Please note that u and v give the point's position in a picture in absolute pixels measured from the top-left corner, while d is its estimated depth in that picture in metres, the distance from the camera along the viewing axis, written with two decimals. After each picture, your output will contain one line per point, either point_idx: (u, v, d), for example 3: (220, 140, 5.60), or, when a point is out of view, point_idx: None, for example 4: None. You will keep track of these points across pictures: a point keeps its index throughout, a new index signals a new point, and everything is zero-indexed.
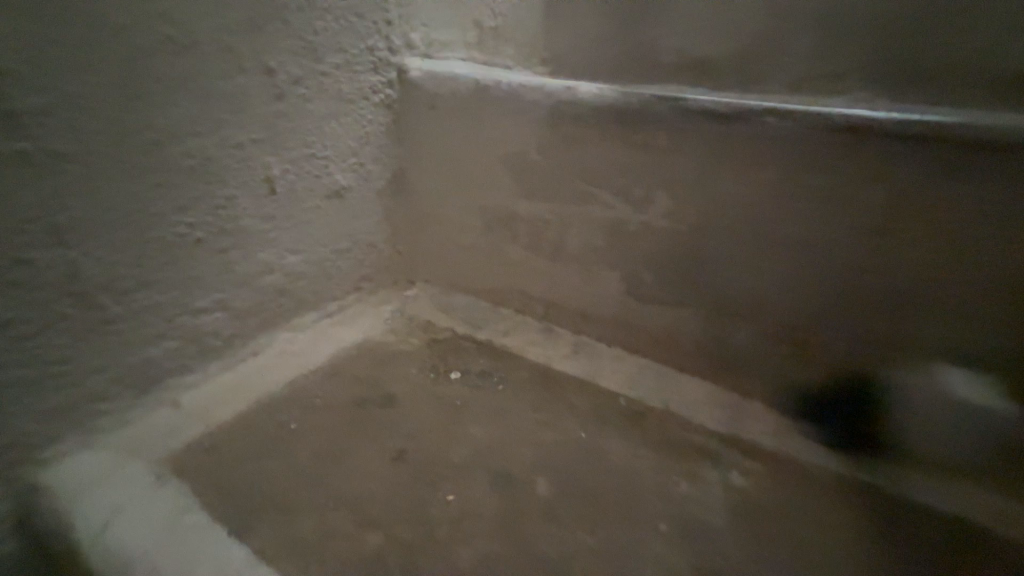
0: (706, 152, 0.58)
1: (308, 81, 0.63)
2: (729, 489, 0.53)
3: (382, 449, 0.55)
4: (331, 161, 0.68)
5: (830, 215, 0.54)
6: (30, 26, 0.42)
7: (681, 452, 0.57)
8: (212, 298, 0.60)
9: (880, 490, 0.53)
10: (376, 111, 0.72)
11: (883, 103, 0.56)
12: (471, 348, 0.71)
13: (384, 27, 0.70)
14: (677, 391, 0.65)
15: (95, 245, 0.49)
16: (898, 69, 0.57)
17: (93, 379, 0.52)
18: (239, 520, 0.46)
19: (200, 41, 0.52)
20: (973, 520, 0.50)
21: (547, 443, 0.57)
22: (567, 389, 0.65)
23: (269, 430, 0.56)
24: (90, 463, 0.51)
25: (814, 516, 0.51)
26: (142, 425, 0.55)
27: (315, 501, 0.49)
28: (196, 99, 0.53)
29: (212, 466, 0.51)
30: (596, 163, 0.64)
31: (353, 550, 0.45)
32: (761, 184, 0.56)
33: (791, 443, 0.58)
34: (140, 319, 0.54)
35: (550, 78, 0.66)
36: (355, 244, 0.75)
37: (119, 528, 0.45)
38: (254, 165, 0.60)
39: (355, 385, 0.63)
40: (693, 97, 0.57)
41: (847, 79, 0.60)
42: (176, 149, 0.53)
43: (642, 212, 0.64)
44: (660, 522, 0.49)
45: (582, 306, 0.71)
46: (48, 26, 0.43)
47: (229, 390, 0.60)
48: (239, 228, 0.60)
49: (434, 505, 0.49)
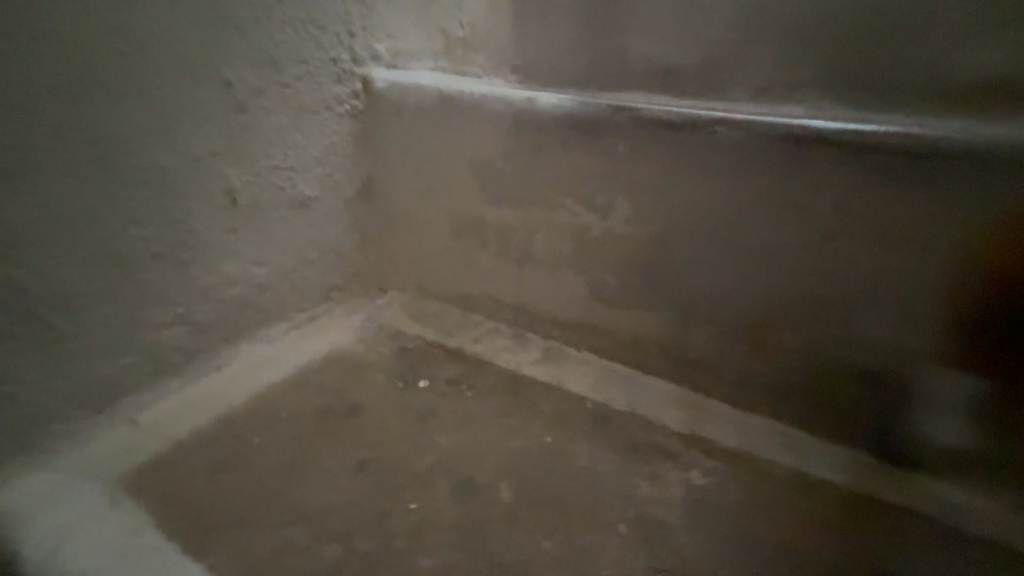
0: (661, 161, 0.60)
1: (270, 92, 0.63)
2: (691, 490, 0.54)
3: (347, 460, 0.55)
4: (296, 171, 0.68)
5: (779, 220, 0.56)
6: None
7: (645, 455, 0.58)
8: (173, 311, 0.59)
9: (834, 486, 0.55)
10: (342, 122, 0.72)
11: (831, 111, 0.58)
12: (442, 355, 0.71)
13: (347, 38, 0.70)
14: (643, 393, 0.66)
15: (47, 260, 0.49)
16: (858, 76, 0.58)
17: (46, 397, 0.51)
18: (196, 537, 0.45)
19: (155, 54, 0.52)
20: (921, 513, 0.52)
21: (514, 450, 0.57)
22: (536, 395, 0.66)
23: (231, 444, 0.55)
24: (42, 483, 0.50)
25: (771, 513, 0.52)
26: (99, 443, 0.54)
27: (275, 515, 0.48)
28: (151, 113, 0.53)
29: (170, 483, 0.50)
30: (559, 171, 0.66)
31: (312, 564, 0.44)
32: (716, 191, 0.58)
33: (752, 441, 0.60)
34: (96, 335, 0.53)
35: (513, 89, 0.67)
36: (324, 254, 0.75)
37: (70, 548, 0.44)
38: (214, 177, 0.59)
39: (322, 396, 0.63)
40: (649, 107, 0.59)
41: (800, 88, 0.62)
42: (130, 163, 0.52)
43: (605, 219, 0.65)
44: (621, 525, 0.50)
45: (551, 312, 0.72)
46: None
47: (192, 405, 0.59)
48: (199, 241, 0.60)
49: (397, 515, 0.49)
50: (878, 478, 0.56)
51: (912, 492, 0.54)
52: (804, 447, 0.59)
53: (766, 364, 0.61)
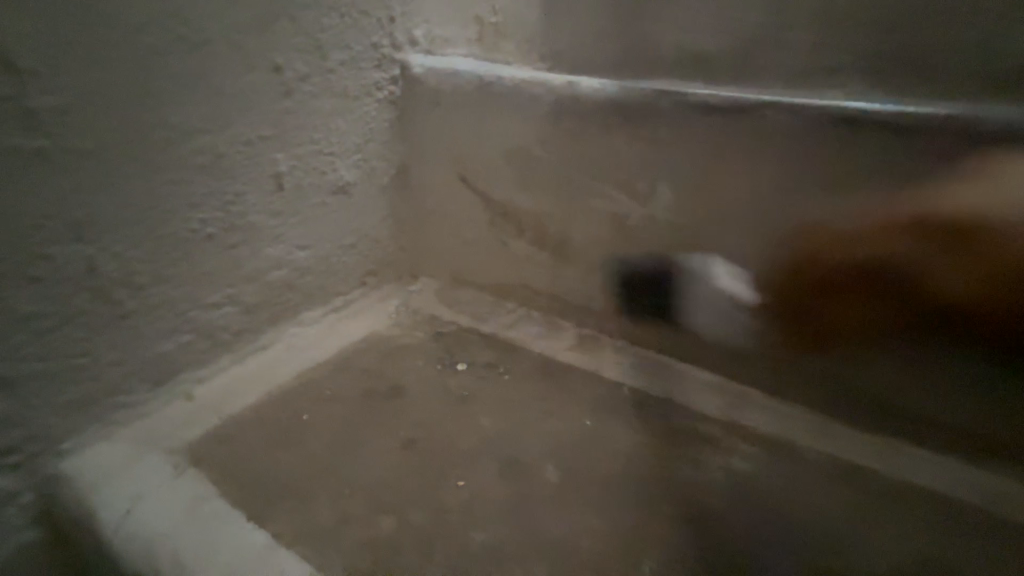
0: (704, 146, 0.59)
1: (315, 77, 0.64)
2: (733, 474, 0.55)
3: (394, 438, 0.56)
4: (336, 157, 0.69)
5: (826, 204, 0.55)
6: (55, 21, 0.43)
7: (685, 439, 0.58)
8: (223, 292, 0.61)
9: (877, 473, 0.55)
10: (380, 108, 0.73)
11: (877, 94, 0.57)
12: (477, 340, 0.73)
13: (387, 24, 0.70)
14: (678, 379, 0.66)
15: (114, 239, 0.50)
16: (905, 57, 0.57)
17: (110, 373, 0.53)
18: (258, 507, 0.47)
19: (213, 37, 0.53)
20: (968, 501, 0.52)
21: (553, 431, 0.58)
22: (573, 380, 0.66)
23: (283, 420, 0.57)
24: (108, 453, 0.52)
25: (815, 498, 0.52)
26: (158, 416, 0.56)
27: (330, 488, 0.50)
28: (207, 96, 0.54)
29: (228, 455, 0.52)
30: (599, 157, 0.65)
31: (370, 533, 0.46)
32: (760, 176, 0.57)
33: (791, 429, 0.60)
34: (154, 313, 0.55)
35: (552, 74, 0.67)
36: (361, 239, 0.76)
37: (141, 514, 0.46)
38: (262, 161, 0.61)
39: (364, 377, 0.65)
40: (693, 91, 0.59)
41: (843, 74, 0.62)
42: (188, 146, 0.53)
43: (644, 205, 0.65)
44: (665, 506, 0.51)
45: (585, 298, 0.73)
46: (72, 23, 0.44)
47: (241, 383, 0.62)
48: (249, 224, 0.61)
49: (447, 492, 0.50)
50: (922, 466, 0.56)
51: (959, 482, 0.54)
52: (844, 436, 0.59)
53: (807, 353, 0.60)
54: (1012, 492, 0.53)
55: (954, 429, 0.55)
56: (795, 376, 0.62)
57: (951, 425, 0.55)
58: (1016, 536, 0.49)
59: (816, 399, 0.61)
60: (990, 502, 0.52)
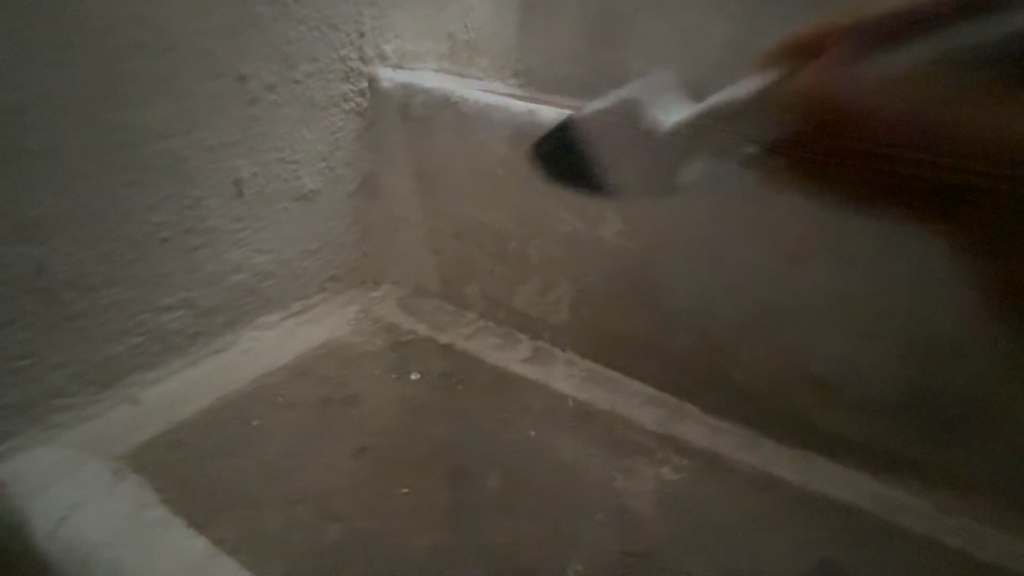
0: (652, 181, 0.64)
1: (281, 87, 0.65)
2: (662, 483, 0.59)
3: (346, 445, 0.58)
4: (301, 164, 0.70)
5: (755, 238, 0.60)
6: (16, 31, 0.45)
7: (624, 451, 0.63)
8: (177, 296, 0.61)
9: (794, 484, 0.61)
10: (346, 118, 0.74)
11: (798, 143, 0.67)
12: (434, 349, 0.75)
13: (357, 39, 0.72)
14: (622, 394, 0.71)
15: (64, 241, 0.51)
16: None
17: (53, 374, 0.54)
18: (202, 513, 0.49)
19: (176, 46, 0.54)
20: (872, 513, 0.58)
21: (503, 441, 0.61)
22: (525, 393, 0.69)
23: (233, 426, 0.58)
24: (47, 457, 0.52)
25: (733, 505, 0.58)
26: (101, 420, 0.56)
27: (276, 495, 0.51)
28: (164, 102, 0.54)
29: (173, 461, 0.53)
30: (558, 182, 0.70)
31: (315, 540, 0.48)
32: (700, 209, 0.62)
33: (721, 442, 0.65)
34: (102, 316, 0.55)
35: (517, 100, 0.70)
36: (324, 245, 0.77)
37: (79, 520, 0.47)
38: (223, 167, 0.61)
39: (320, 383, 0.66)
40: (642, 128, 0.64)
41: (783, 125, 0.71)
42: (146, 151, 0.54)
43: (593, 229, 0.69)
44: (598, 514, 0.54)
45: (542, 314, 0.77)
46: (33, 33, 0.46)
47: (190, 387, 0.62)
48: (208, 228, 0.62)
49: (393, 498, 0.53)
50: (836, 479, 0.62)
51: (865, 494, 0.60)
52: (768, 451, 0.65)
53: (738, 372, 0.66)
54: (916, 508, 0.59)
55: (855, 444, 0.62)
56: (725, 394, 0.68)
57: (853, 440, 0.62)
58: (911, 544, 0.56)
59: (744, 415, 0.67)
60: (894, 515, 0.58)
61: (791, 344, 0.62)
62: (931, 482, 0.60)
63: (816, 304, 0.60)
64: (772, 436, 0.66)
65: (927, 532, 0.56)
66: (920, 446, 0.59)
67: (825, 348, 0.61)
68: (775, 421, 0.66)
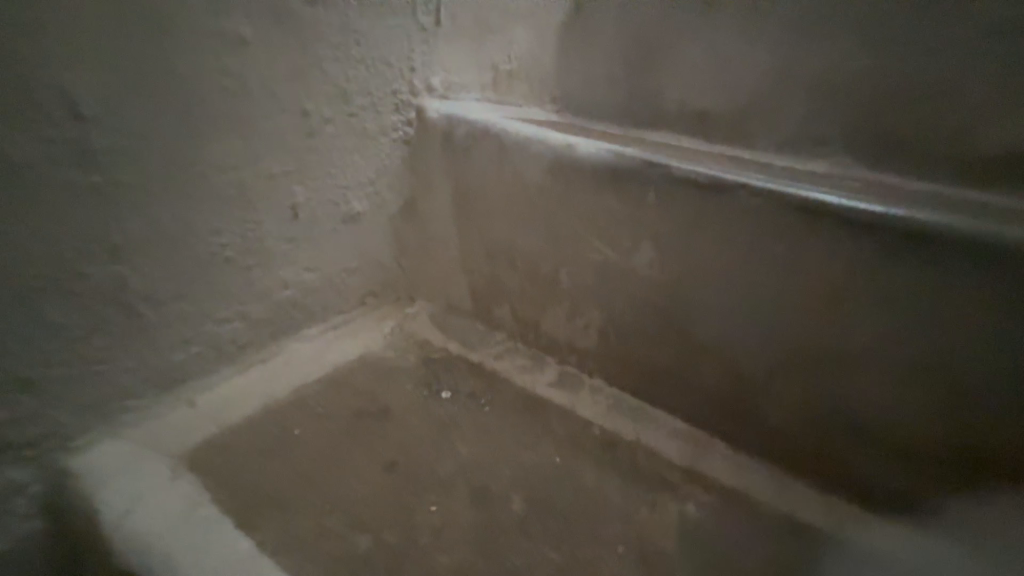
0: (686, 217, 0.64)
1: (337, 120, 0.70)
2: (686, 519, 0.59)
3: (380, 459, 0.61)
4: (349, 189, 0.75)
5: (790, 279, 0.60)
6: (122, 79, 0.51)
7: (648, 483, 0.63)
8: (233, 309, 0.66)
9: (825, 531, 0.59)
10: (393, 146, 0.79)
11: (837, 182, 0.66)
12: (464, 368, 0.78)
13: (407, 73, 0.77)
14: (648, 425, 0.71)
15: (143, 259, 0.57)
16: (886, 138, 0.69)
17: (124, 377, 0.59)
18: (247, 516, 0.52)
19: (252, 85, 0.60)
20: (910, 568, 0.56)
21: (529, 465, 0.63)
22: (550, 417, 0.71)
23: (276, 434, 0.62)
24: (114, 452, 0.58)
25: (759, 547, 0.57)
26: (162, 421, 0.62)
27: (314, 503, 0.54)
28: (236, 135, 0.60)
29: (223, 464, 0.57)
30: (593, 213, 0.71)
31: (348, 550, 0.50)
32: (736, 246, 0.62)
33: (748, 481, 0.65)
34: (170, 325, 0.61)
35: (557, 133, 0.73)
36: (365, 263, 0.82)
37: (141, 513, 0.51)
38: (281, 192, 0.66)
39: (357, 396, 0.70)
40: (679, 165, 0.64)
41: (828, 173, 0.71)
42: (218, 179, 0.60)
43: (626, 260, 0.70)
44: (619, 545, 0.55)
45: (570, 339, 0.78)
46: (135, 79, 0.51)
47: (239, 394, 0.67)
48: (265, 247, 0.67)
49: (421, 515, 0.55)
50: (871, 529, 0.60)
51: (902, 546, 0.58)
52: (798, 493, 0.63)
53: (769, 412, 0.65)
54: None
55: (894, 494, 0.60)
56: (754, 432, 0.67)
57: (891, 490, 0.60)
58: None
59: (773, 454, 0.66)
60: None
61: (827, 386, 0.61)
62: None
63: (861, 346, 0.57)
64: (803, 478, 0.65)
65: None
66: (963, 501, 0.57)
67: (866, 392, 0.58)
68: (808, 464, 0.64)
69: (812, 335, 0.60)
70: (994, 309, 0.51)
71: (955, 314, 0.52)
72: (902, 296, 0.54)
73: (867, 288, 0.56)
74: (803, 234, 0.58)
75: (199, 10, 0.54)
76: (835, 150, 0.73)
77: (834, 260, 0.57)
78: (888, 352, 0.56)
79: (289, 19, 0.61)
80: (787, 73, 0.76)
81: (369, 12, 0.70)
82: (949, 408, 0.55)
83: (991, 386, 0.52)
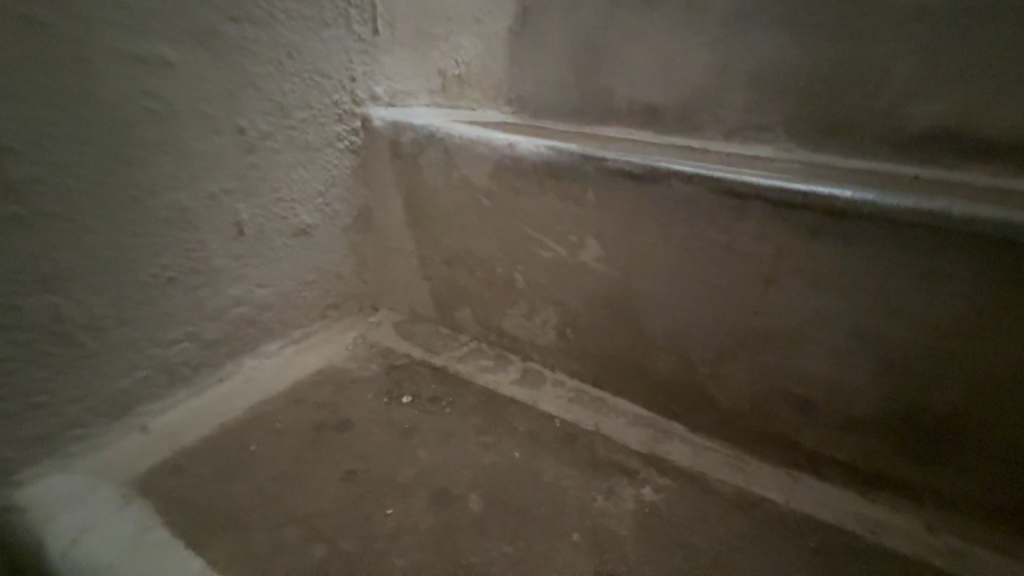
0: (625, 211, 0.65)
1: (277, 135, 0.71)
2: (643, 503, 0.60)
3: (337, 469, 0.61)
4: (297, 203, 0.76)
5: (726, 263, 0.61)
6: (39, 108, 0.49)
7: (606, 471, 0.64)
8: (181, 330, 0.67)
9: (777, 503, 0.61)
10: (341, 157, 0.81)
11: (767, 165, 0.69)
12: (426, 372, 0.79)
13: (348, 83, 0.78)
14: (606, 416, 0.73)
15: (79, 287, 0.56)
16: (812, 123, 0.78)
17: (69, 409, 0.59)
18: (201, 537, 0.52)
19: (181, 106, 0.60)
20: (856, 532, 0.58)
21: (487, 463, 0.64)
22: (511, 415, 0.72)
23: (233, 452, 0.63)
24: (63, 483, 0.57)
25: (710, 523, 0.58)
26: (113, 447, 0.62)
27: (271, 515, 0.55)
28: (166, 158, 0.60)
29: (178, 486, 0.58)
30: (538, 211, 0.72)
31: (302, 560, 0.51)
32: (673, 235, 0.63)
33: (704, 462, 0.67)
34: (115, 352, 0.61)
35: (498, 133, 0.74)
36: (322, 276, 0.84)
37: (88, 542, 0.51)
38: (224, 211, 0.67)
39: (317, 407, 0.71)
40: (614, 159, 0.65)
41: (761, 156, 0.75)
42: (152, 203, 0.60)
43: (574, 255, 0.71)
44: (576, 534, 0.56)
45: (530, 336, 0.80)
46: (54, 108, 0.50)
47: (195, 414, 0.68)
48: (210, 267, 0.68)
49: (378, 520, 0.55)
50: (818, 498, 0.62)
51: (848, 513, 0.60)
52: (751, 470, 0.66)
53: (718, 391, 0.67)
54: (899, 526, 0.59)
55: (838, 460, 0.63)
56: (705, 413, 0.69)
57: (836, 456, 0.63)
58: (895, 562, 0.55)
59: (724, 432, 0.69)
60: (876, 533, 0.58)
61: (772, 364, 0.62)
62: (914, 499, 0.60)
63: (796, 322, 0.59)
64: (755, 454, 0.67)
65: (910, 551, 0.56)
66: (908, 464, 0.59)
67: (803, 367, 0.61)
68: (759, 438, 0.67)
69: (752, 316, 0.62)
70: (916, 280, 0.52)
71: (877, 288, 0.54)
72: (833, 273, 0.56)
73: (798, 265, 0.57)
74: (735, 218, 0.59)
75: (116, 33, 0.53)
76: (775, 133, 0.81)
77: (764, 243, 0.58)
78: (820, 326, 0.58)
79: (213, 37, 0.61)
80: (726, 63, 0.82)
81: (302, 25, 0.70)
82: (883, 375, 0.57)
83: (918, 352, 0.54)
